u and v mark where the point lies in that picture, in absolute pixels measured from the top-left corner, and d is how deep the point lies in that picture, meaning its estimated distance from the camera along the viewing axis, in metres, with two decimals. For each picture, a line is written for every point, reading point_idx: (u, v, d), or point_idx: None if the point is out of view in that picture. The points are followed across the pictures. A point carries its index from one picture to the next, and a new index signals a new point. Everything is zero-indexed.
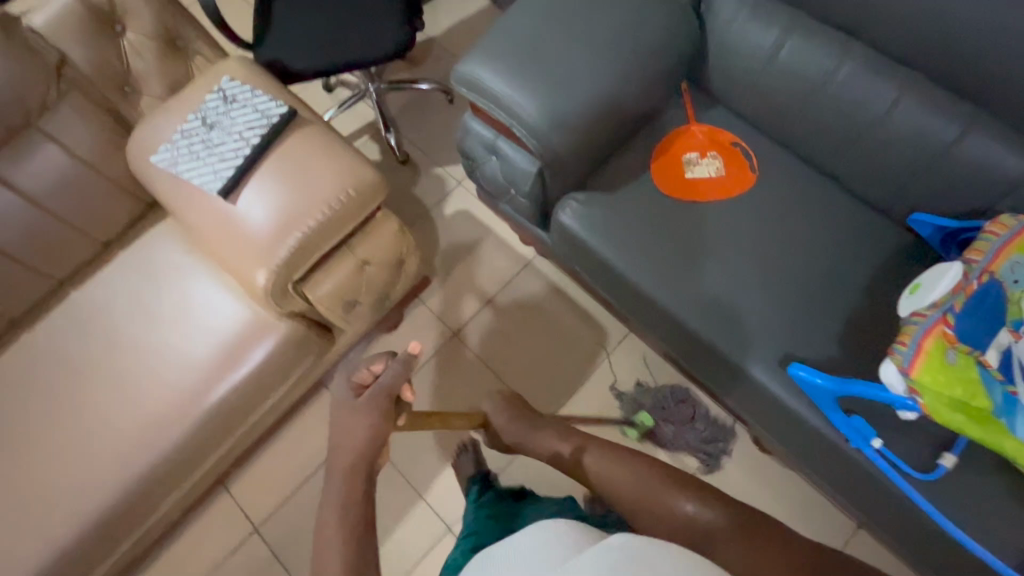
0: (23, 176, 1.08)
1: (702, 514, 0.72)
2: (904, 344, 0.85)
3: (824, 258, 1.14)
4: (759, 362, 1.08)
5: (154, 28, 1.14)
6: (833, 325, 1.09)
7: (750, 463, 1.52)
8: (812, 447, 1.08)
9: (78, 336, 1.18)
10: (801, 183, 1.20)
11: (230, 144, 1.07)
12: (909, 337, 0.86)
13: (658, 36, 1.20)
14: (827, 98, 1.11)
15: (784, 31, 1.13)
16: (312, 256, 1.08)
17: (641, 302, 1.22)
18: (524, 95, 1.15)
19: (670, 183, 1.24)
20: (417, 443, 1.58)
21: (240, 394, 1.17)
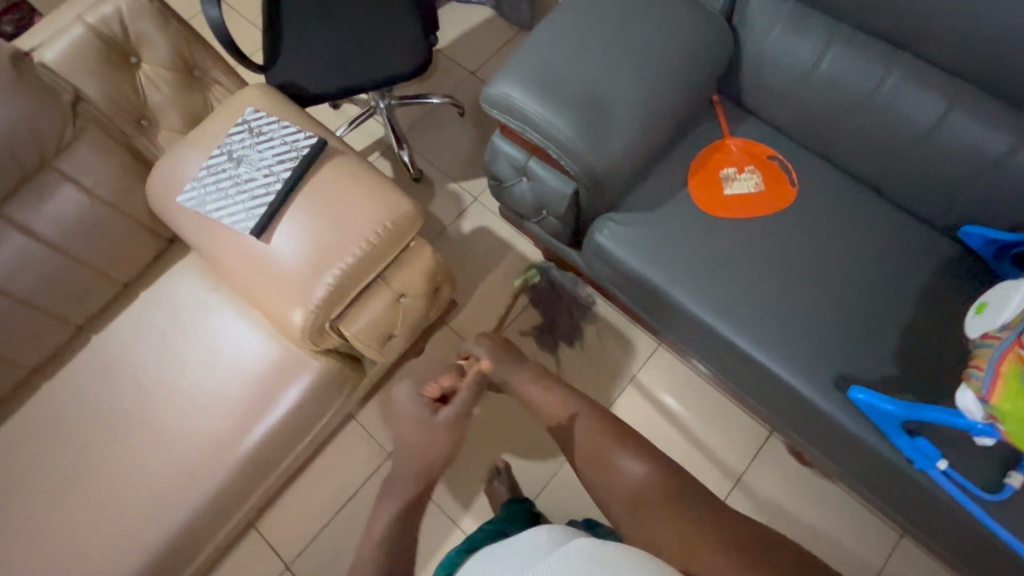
0: (40, 219, 1.03)
1: (636, 467, 0.84)
2: (979, 370, 0.86)
3: (872, 272, 1.11)
4: (814, 382, 1.05)
5: (171, 59, 1.09)
6: (888, 342, 1.06)
7: (792, 477, 1.49)
8: (870, 466, 1.06)
9: (103, 384, 1.13)
10: (843, 195, 1.18)
11: (260, 180, 1.04)
12: (985, 362, 0.87)
13: (694, 48, 1.16)
14: (874, 112, 1.09)
15: (825, 45, 1.11)
16: (350, 293, 1.03)
17: (684, 322, 1.18)
18: (562, 116, 1.10)
19: (710, 200, 1.21)
20: (449, 470, 1.54)
21: (274, 438, 1.11)
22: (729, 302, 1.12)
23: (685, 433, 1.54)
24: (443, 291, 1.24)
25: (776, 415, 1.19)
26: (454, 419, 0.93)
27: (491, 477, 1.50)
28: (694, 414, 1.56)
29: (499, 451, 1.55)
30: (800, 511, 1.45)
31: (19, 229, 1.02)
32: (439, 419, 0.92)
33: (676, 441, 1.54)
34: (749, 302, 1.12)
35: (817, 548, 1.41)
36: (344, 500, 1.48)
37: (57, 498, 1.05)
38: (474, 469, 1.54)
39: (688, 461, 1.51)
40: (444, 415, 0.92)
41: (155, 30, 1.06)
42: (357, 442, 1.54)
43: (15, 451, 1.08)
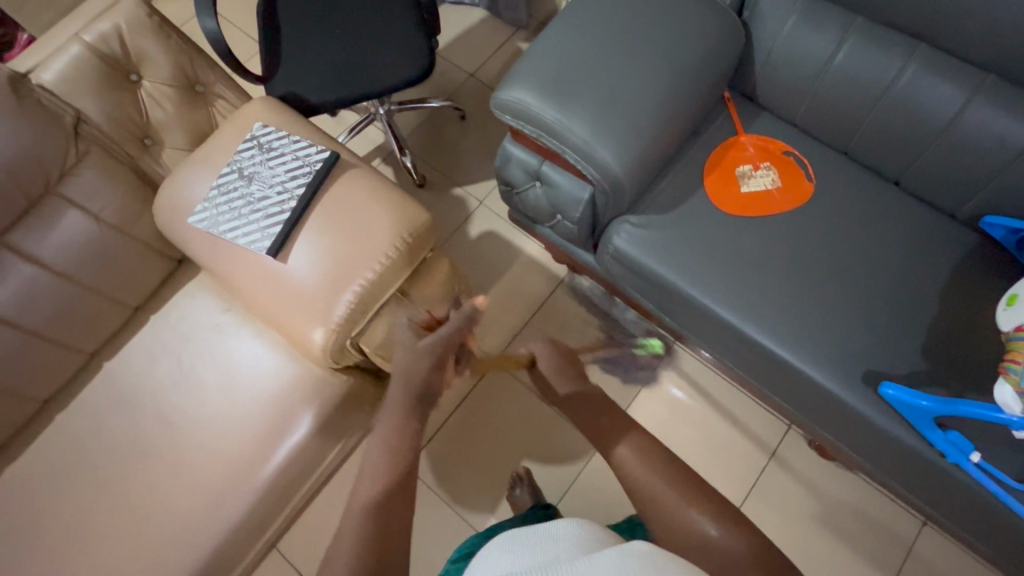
0: (46, 247, 1.00)
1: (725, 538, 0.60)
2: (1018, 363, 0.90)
3: (894, 265, 1.11)
4: (843, 379, 1.04)
5: (173, 75, 1.06)
6: (915, 335, 1.06)
7: (816, 472, 1.47)
8: (901, 460, 1.05)
9: (118, 413, 1.10)
10: (861, 188, 1.18)
11: (274, 198, 1.01)
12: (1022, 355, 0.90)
13: (706, 45, 1.14)
14: (892, 104, 1.09)
15: (840, 38, 1.11)
16: (371, 310, 1.01)
17: (708, 322, 1.16)
18: (578, 119, 1.08)
19: (729, 198, 1.19)
20: (469, 481, 1.52)
21: (296, 459, 1.09)
22: (754, 301, 1.11)
23: (706, 431, 1.52)
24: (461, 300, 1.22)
25: (801, 411, 1.18)
26: (436, 344, 0.88)
27: (513, 485, 1.47)
28: (714, 411, 1.54)
29: (519, 457, 1.53)
30: (826, 506, 1.43)
31: (25, 258, 0.99)
32: (419, 343, 0.88)
33: (696, 439, 1.51)
34: (773, 300, 1.11)
35: (845, 542, 1.40)
36: None
37: (76, 534, 1.02)
38: (494, 477, 1.52)
39: (710, 458, 1.50)
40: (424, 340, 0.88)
41: (157, 47, 1.04)
42: None
43: (30, 487, 1.05)
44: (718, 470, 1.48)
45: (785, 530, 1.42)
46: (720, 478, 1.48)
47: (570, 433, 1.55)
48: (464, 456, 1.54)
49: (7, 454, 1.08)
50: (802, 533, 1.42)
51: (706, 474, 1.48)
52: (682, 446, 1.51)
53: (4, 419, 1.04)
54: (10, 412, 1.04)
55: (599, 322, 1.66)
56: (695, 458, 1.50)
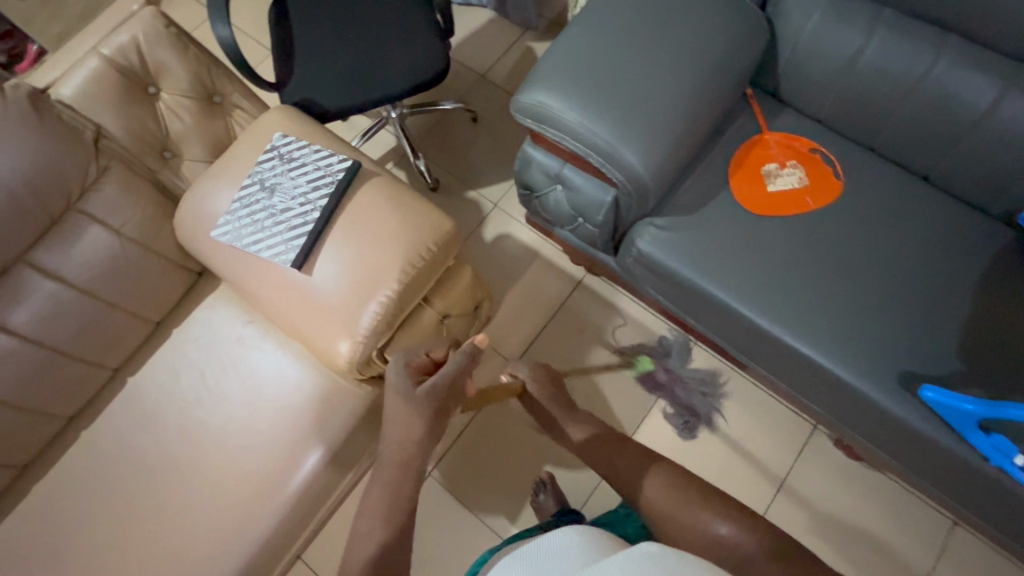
0: (69, 264, 0.99)
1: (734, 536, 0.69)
2: None
3: (927, 263, 1.08)
4: (879, 383, 1.02)
5: (191, 86, 1.06)
6: (952, 334, 1.03)
7: (841, 472, 1.45)
8: (939, 464, 1.03)
9: (143, 430, 1.09)
10: (891, 185, 1.15)
11: (296, 209, 1.00)
12: None
13: (730, 42, 1.12)
14: (923, 99, 1.06)
15: (868, 32, 1.08)
16: (396, 321, 0.99)
17: (735, 325, 1.14)
18: (602, 121, 1.06)
19: (755, 198, 1.17)
20: (492, 487, 1.51)
21: (322, 473, 1.08)
22: (785, 302, 1.09)
23: (728, 432, 1.51)
24: (483, 307, 1.20)
25: (832, 414, 1.16)
26: (436, 389, 0.86)
27: (537, 491, 1.46)
28: (737, 412, 1.53)
29: (541, 463, 1.52)
30: (851, 505, 1.42)
31: (48, 276, 0.98)
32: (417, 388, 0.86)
33: (719, 441, 1.50)
34: (805, 301, 1.09)
35: (871, 541, 1.39)
36: None
37: (104, 553, 1.02)
38: (516, 483, 1.51)
39: (735, 460, 1.48)
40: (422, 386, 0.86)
41: (175, 59, 1.03)
42: None
43: (57, 505, 1.05)
44: (742, 472, 1.47)
45: (810, 530, 1.41)
46: (745, 480, 1.46)
47: None
48: (485, 462, 1.53)
49: (33, 472, 1.08)
50: (828, 534, 1.40)
51: (729, 476, 1.47)
52: (705, 450, 1.50)
53: (30, 438, 1.04)
54: (36, 431, 1.04)
55: (621, 323, 1.64)
56: (719, 460, 1.49)
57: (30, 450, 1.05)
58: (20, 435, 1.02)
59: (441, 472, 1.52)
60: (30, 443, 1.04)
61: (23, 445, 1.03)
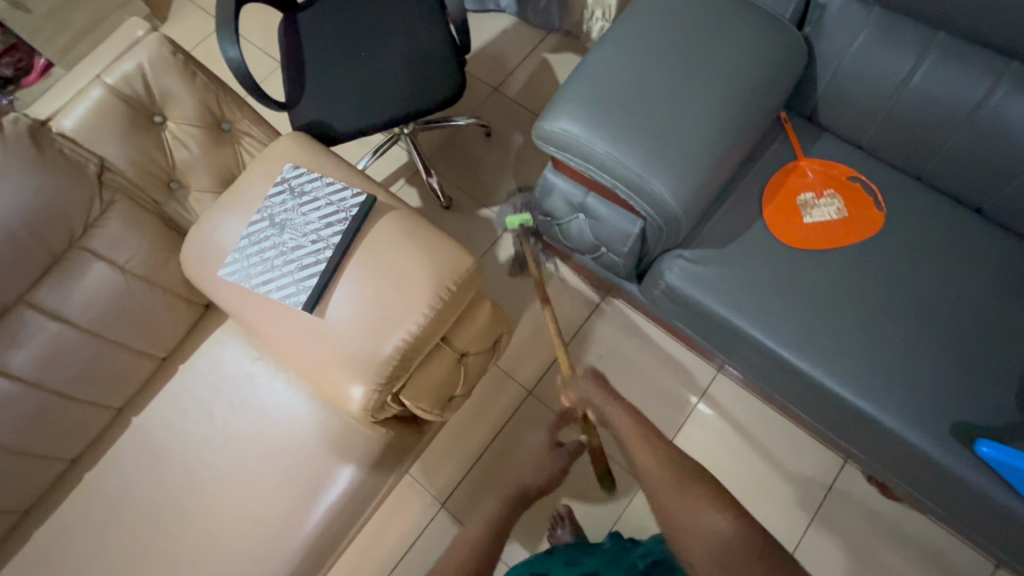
0: (72, 303, 0.95)
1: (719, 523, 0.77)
2: None
3: (978, 302, 1.01)
4: (928, 431, 0.95)
5: (198, 114, 1.01)
6: (1010, 383, 0.96)
7: (875, 509, 1.38)
8: (993, 520, 0.96)
9: (148, 472, 1.05)
10: (936, 217, 1.08)
11: (308, 246, 0.95)
12: None
13: (767, 65, 1.05)
14: (977, 129, 1.00)
15: (916, 58, 1.02)
16: (412, 364, 0.94)
17: (769, 364, 1.07)
18: (630, 152, 1.00)
19: (791, 230, 1.10)
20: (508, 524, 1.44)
21: (334, 520, 1.02)
22: (825, 345, 1.02)
23: (754, 466, 1.44)
24: (502, 341, 1.14)
25: (871, 457, 1.09)
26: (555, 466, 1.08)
27: (554, 523, 1.41)
28: (764, 446, 1.46)
29: (559, 494, 1.45)
30: (887, 547, 1.35)
31: (50, 316, 0.94)
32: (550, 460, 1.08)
33: (744, 473, 1.44)
34: (848, 342, 1.01)
35: None
36: (400, 554, 1.42)
37: None
38: (532, 517, 1.45)
39: (761, 493, 1.42)
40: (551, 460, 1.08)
41: (182, 87, 0.99)
42: (408, 493, 1.48)
43: (58, 552, 1.00)
44: (768, 510, 1.40)
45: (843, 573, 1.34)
46: (772, 514, 1.40)
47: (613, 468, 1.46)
48: None
49: (35, 517, 1.04)
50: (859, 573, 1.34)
51: (756, 511, 1.40)
52: (731, 483, 1.43)
53: (29, 485, 0.99)
54: (37, 477, 1.00)
55: (641, 349, 1.57)
56: (744, 495, 1.42)
57: (30, 497, 1.01)
58: (22, 481, 0.98)
59: (453, 505, 1.46)
60: (30, 489, 1.00)
61: (21, 492, 0.99)
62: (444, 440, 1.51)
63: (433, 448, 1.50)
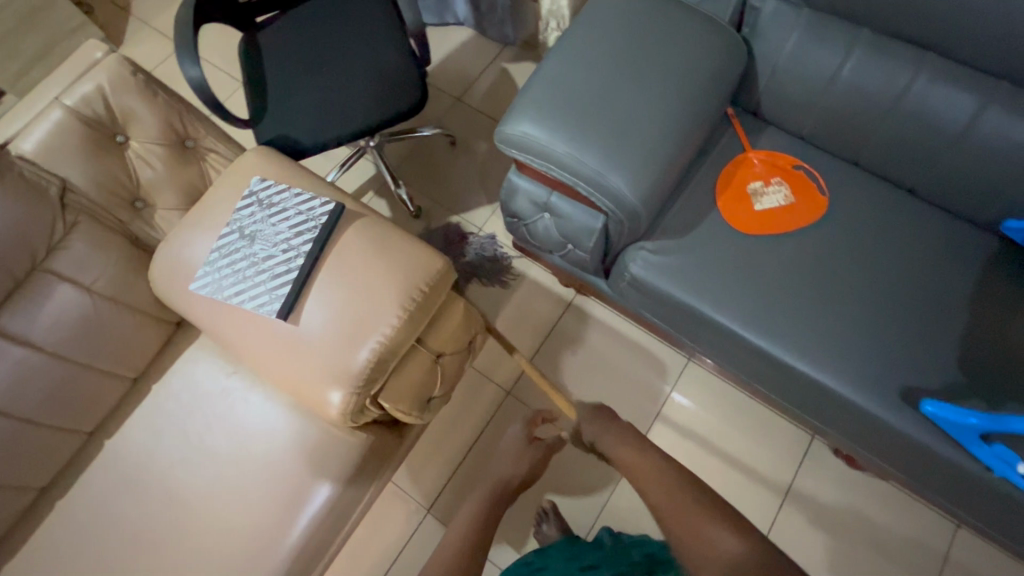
0: (36, 326, 0.94)
1: None
2: None
3: (913, 272, 1.10)
4: (881, 397, 1.01)
5: (162, 132, 1.02)
6: (948, 347, 1.04)
7: (841, 480, 1.45)
8: (944, 476, 1.03)
9: (124, 494, 1.03)
10: (873, 197, 1.17)
11: (279, 256, 0.97)
12: None
13: (710, 64, 1.13)
14: (903, 115, 1.09)
15: (845, 53, 1.10)
16: (389, 366, 0.96)
17: (733, 346, 1.13)
18: (587, 151, 1.05)
19: (743, 218, 1.17)
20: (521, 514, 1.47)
21: (318, 529, 1.02)
22: (781, 323, 1.08)
23: (729, 449, 1.49)
24: (477, 341, 1.17)
25: (834, 429, 1.15)
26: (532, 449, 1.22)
27: (539, 520, 1.42)
28: (737, 428, 1.51)
29: (543, 491, 1.48)
30: (855, 515, 1.42)
31: (15, 341, 0.93)
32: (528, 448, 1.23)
33: (719, 455, 1.49)
34: (799, 316, 1.08)
35: (874, 548, 1.39)
36: (389, 562, 1.43)
37: None
38: (519, 513, 1.47)
39: (736, 473, 1.47)
40: (533, 450, 1.22)
41: (144, 107, 1.00)
42: (394, 501, 1.48)
43: None
44: (743, 491, 1.46)
45: (819, 545, 1.40)
46: (746, 493, 1.46)
47: (593, 461, 1.49)
48: None
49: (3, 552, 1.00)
50: (831, 542, 1.40)
51: (731, 491, 1.46)
52: (707, 466, 1.48)
53: None
54: (5, 509, 0.97)
55: (614, 343, 1.61)
56: (719, 476, 1.47)
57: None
58: None
59: (439, 510, 1.47)
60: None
61: None
62: (426, 445, 1.53)
63: (416, 454, 1.51)
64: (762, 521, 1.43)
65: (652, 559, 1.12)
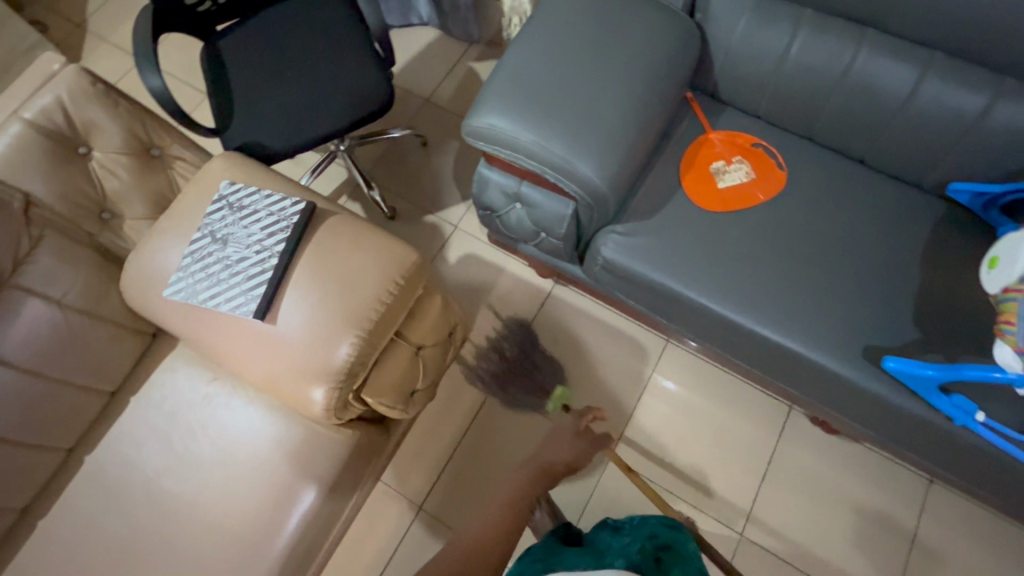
0: (6, 343, 0.93)
1: None
2: (1013, 325, 0.91)
3: (870, 238, 1.15)
4: (847, 359, 1.06)
5: (125, 141, 1.02)
6: (906, 307, 1.09)
7: (819, 446, 1.50)
8: (910, 430, 1.08)
9: (109, 509, 1.02)
10: (829, 170, 1.22)
11: (252, 257, 0.97)
12: (1014, 316, 0.91)
13: (665, 49, 1.16)
14: (850, 89, 1.14)
15: (792, 32, 1.15)
16: (371, 359, 0.97)
17: (705, 320, 1.16)
18: (552, 138, 1.07)
19: (707, 196, 1.21)
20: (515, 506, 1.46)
21: (309, 528, 1.03)
22: (748, 295, 1.12)
23: (711, 425, 1.54)
24: (457, 332, 1.18)
25: (806, 395, 1.19)
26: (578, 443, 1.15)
27: None
28: (717, 403, 1.56)
29: None
30: (834, 478, 1.47)
31: None
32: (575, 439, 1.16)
33: (701, 431, 1.53)
34: (765, 287, 1.12)
35: (854, 509, 1.44)
36: (385, 560, 1.43)
37: None
38: None
39: (719, 447, 1.51)
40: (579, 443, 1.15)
41: (106, 117, 0.99)
42: (386, 500, 1.49)
43: None
44: (727, 463, 1.50)
45: (802, 510, 1.45)
46: (730, 466, 1.50)
47: None
48: (475, 489, 1.49)
49: None
50: (813, 506, 1.45)
51: (716, 465, 1.50)
52: (691, 442, 1.52)
53: None
54: None
55: (593, 329, 1.64)
56: (703, 451, 1.51)
57: None
58: None
59: (432, 506, 1.48)
60: None
61: None
62: (415, 442, 1.54)
63: (406, 452, 1.52)
64: (746, 491, 1.47)
65: (658, 540, 1.06)
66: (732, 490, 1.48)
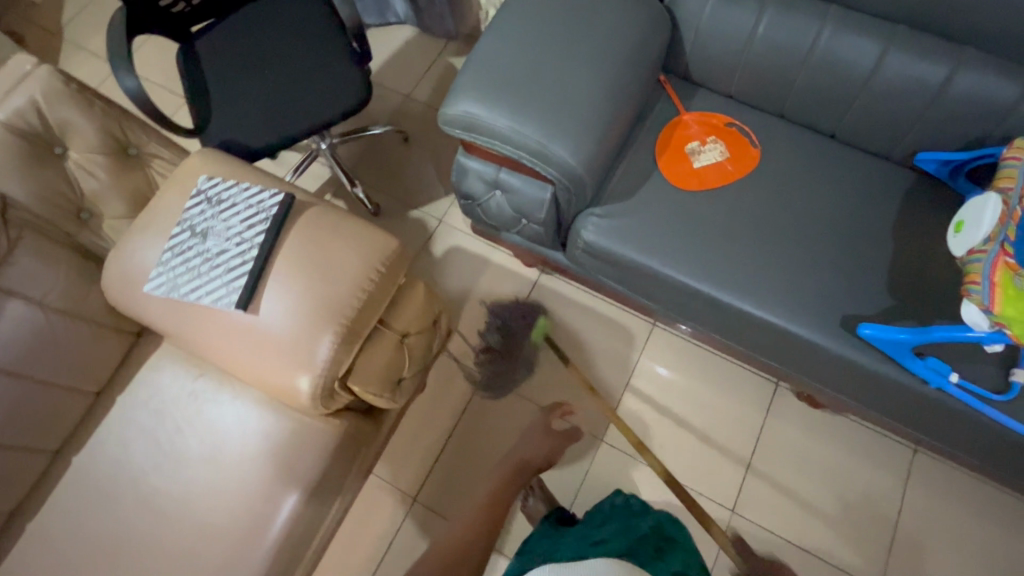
0: None
1: None
2: (977, 285, 0.94)
3: (843, 212, 1.17)
4: (824, 328, 1.08)
5: (101, 141, 1.03)
6: (880, 275, 1.11)
7: (805, 421, 1.52)
8: (889, 396, 1.10)
9: (99, 507, 1.02)
10: (801, 146, 1.24)
11: (233, 249, 0.98)
12: (979, 276, 0.93)
13: (636, 32, 1.18)
14: (818, 66, 1.16)
15: (759, 12, 1.17)
16: (355, 347, 0.97)
17: (686, 298, 1.18)
18: (527, 122, 1.09)
19: (682, 176, 1.23)
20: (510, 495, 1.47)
21: (300, 517, 1.03)
22: (726, 271, 1.14)
23: (698, 405, 1.56)
24: (441, 320, 1.19)
25: (788, 367, 1.22)
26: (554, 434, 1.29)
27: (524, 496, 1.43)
28: (704, 383, 1.58)
29: None
30: (820, 451, 1.50)
31: None
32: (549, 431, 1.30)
33: (689, 412, 1.55)
34: (743, 262, 1.14)
35: (841, 481, 1.47)
36: (381, 553, 1.44)
37: None
38: None
39: (708, 426, 1.53)
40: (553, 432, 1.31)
41: (80, 117, 1.00)
42: (379, 493, 1.49)
43: None
44: (716, 442, 1.52)
45: (791, 484, 1.47)
46: (719, 444, 1.52)
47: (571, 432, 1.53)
48: (468, 478, 1.49)
49: None
50: (801, 480, 1.47)
51: (705, 444, 1.52)
52: (680, 423, 1.54)
53: None
54: None
55: (580, 316, 1.66)
56: (692, 430, 1.53)
57: None
58: None
59: (425, 497, 1.48)
60: None
61: None
62: (407, 434, 1.54)
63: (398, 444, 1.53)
64: (736, 468, 1.49)
65: (660, 527, 1.04)
66: (721, 467, 1.50)
